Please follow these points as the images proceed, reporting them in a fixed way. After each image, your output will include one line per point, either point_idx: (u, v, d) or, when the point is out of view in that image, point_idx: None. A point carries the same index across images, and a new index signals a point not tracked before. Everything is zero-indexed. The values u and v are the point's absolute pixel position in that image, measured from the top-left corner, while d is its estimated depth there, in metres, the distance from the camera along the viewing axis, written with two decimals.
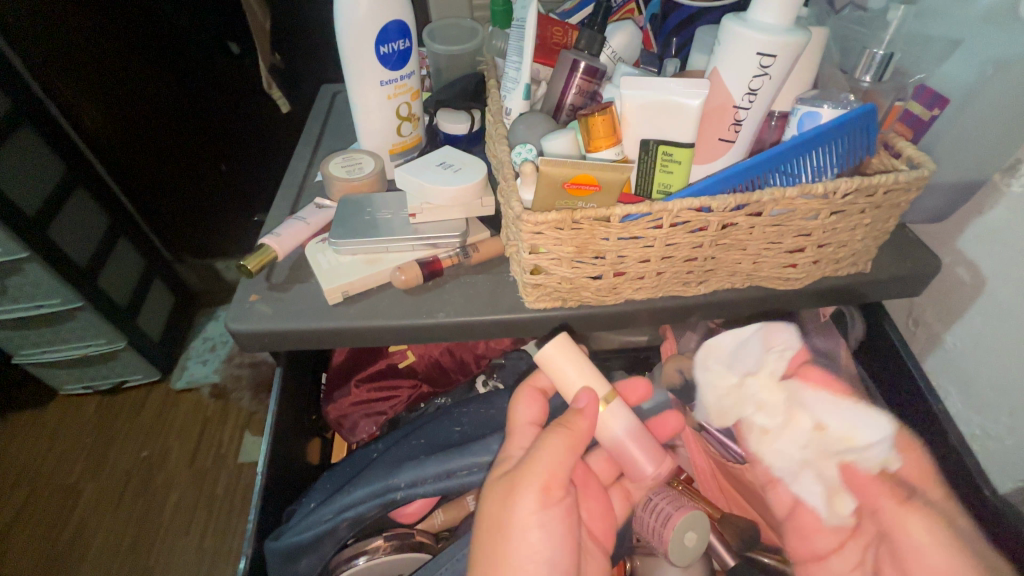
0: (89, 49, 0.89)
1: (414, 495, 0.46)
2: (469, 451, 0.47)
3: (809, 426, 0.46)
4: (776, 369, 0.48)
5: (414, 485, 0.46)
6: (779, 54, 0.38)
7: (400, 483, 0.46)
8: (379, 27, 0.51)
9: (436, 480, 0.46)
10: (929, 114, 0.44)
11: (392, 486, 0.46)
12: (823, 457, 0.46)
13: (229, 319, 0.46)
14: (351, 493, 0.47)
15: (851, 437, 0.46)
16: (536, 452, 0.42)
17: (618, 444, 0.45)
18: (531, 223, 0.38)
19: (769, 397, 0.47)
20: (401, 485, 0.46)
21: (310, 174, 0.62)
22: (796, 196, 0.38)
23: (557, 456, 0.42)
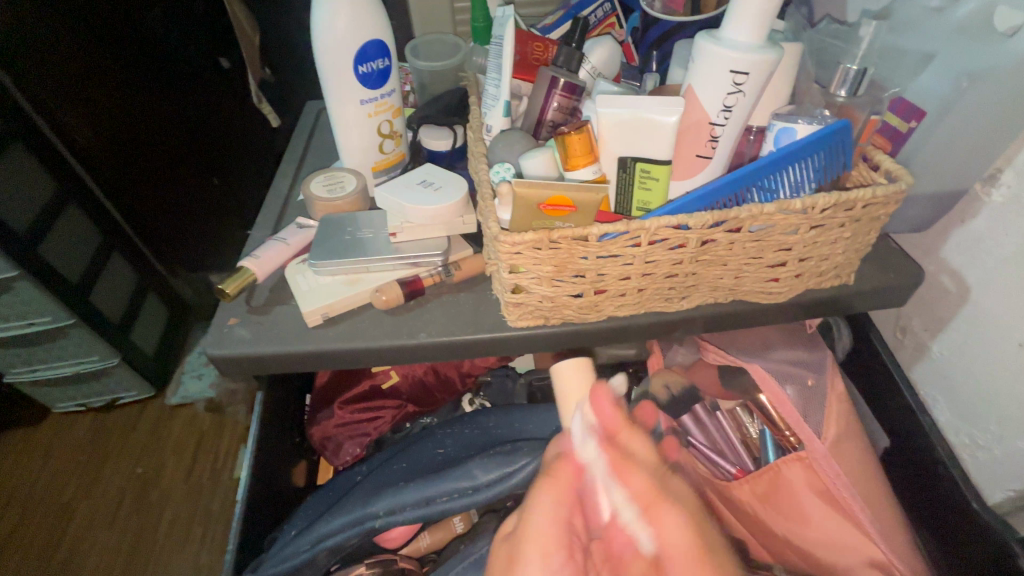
0: (81, 63, 0.87)
1: (395, 523, 0.45)
2: (451, 476, 0.46)
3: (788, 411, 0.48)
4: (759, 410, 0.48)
5: (393, 512, 0.45)
6: (751, 71, 0.37)
7: (379, 511, 0.45)
8: (358, 47, 0.51)
9: (416, 507, 0.45)
10: (906, 127, 0.44)
11: (371, 514, 0.45)
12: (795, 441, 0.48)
13: (209, 345, 0.46)
14: (330, 521, 0.46)
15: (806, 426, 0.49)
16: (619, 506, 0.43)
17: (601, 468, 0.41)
18: (508, 243, 0.38)
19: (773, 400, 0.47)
20: (380, 513, 0.45)
21: (293, 194, 0.62)
22: (775, 212, 0.38)
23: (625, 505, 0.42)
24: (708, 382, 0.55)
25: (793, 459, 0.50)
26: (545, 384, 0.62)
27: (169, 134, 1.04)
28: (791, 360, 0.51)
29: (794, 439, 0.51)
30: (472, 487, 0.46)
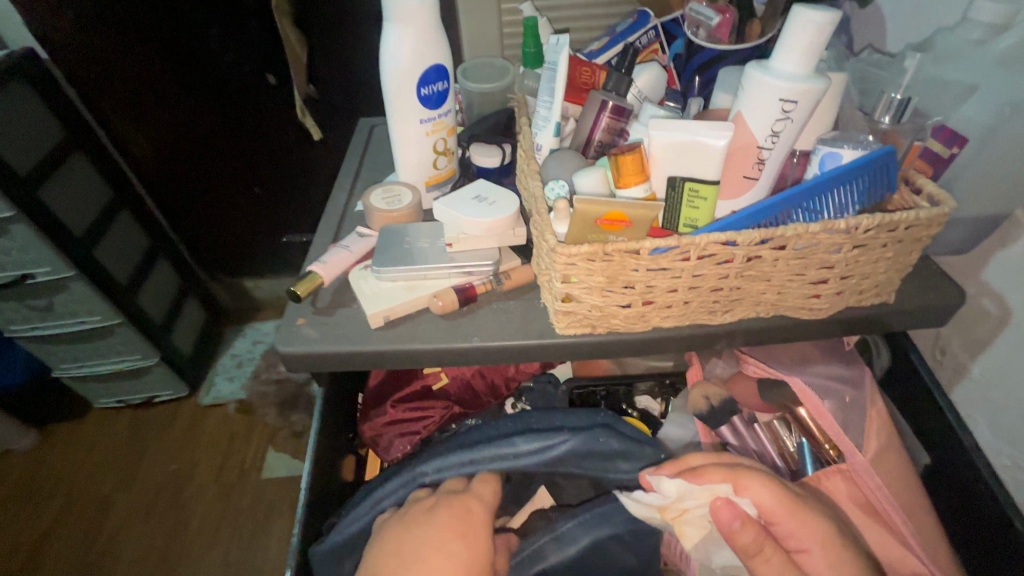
0: (140, 81, 0.97)
1: (441, 479, 0.50)
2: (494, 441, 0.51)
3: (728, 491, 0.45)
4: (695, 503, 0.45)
5: (441, 470, 0.50)
6: (799, 100, 0.40)
7: (429, 468, 0.50)
8: (420, 71, 0.56)
9: (460, 466, 0.50)
10: (949, 152, 0.45)
11: (420, 472, 0.50)
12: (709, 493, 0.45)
13: (279, 343, 0.50)
14: (383, 486, 0.51)
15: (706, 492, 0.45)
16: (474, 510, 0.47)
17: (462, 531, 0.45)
18: (565, 255, 0.41)
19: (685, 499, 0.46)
20: (430, 471, 0.50)
21: (351, 204, 0.66)
22: (820, 231, 0.40)
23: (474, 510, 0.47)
24: (748, 395, 0.56)
25: (834, 471, 0.50)
26: (584, 392, 0.65)
27: (209, 144, 1.09)
28: (829, 375, 0.52)
29: (834, 451, 0.52)
30: (512, 454, 0.50)
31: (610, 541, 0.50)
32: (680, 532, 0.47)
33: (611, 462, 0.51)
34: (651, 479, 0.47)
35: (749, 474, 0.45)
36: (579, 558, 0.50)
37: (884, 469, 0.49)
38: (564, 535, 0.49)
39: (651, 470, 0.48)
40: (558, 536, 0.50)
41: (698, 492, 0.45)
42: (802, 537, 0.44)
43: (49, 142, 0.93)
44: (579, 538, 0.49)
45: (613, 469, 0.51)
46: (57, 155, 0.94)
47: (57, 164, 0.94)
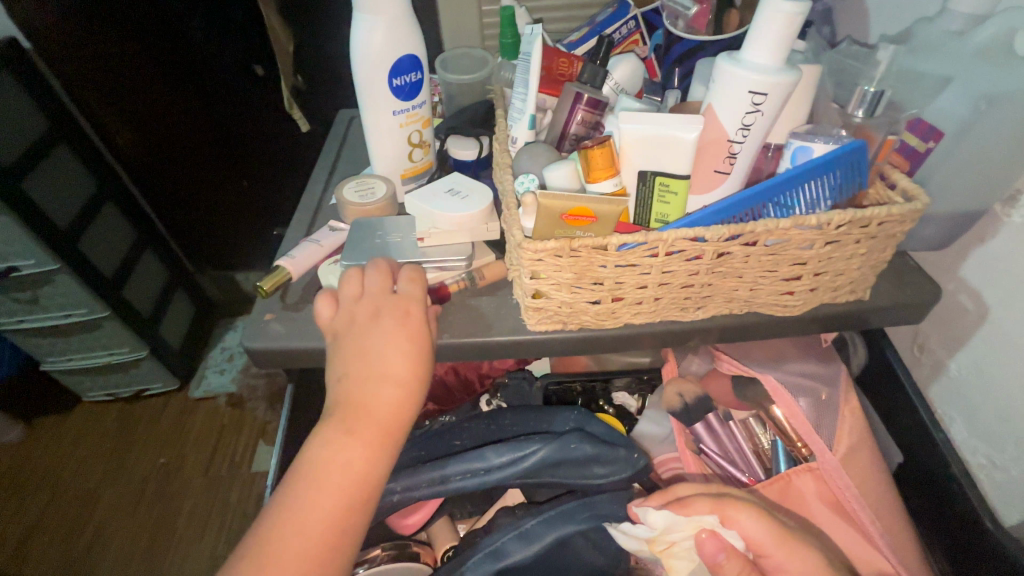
0: (122, 69, 0.95)
1: (409, 499, 0.48)
2: (464, 458, 0.49)
3: (713, 521, 0.45)
4: (681, 535, 0.45)
5: (409, 490, 0.48)
6: (769, 92, 0.39)
7: (396, 487, 0.48)
8: (393, 61, 0.54)
9: (430, 486, 0.48)
10: (924, 147, 0.44)
11: (388, 490, 0.48)
12: (696, 526, 0.45)
13: (247, 338, 0.49)
14: None
15: (694, 524, 0.45)
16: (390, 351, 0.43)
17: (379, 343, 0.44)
18: (531, 250, 0.40)
19: (671, 528, 0.45)
20: (397, 489, 0.48)
21: (326, 197, 0.65)
22: (790, 228, 0.40)
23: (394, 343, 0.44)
24: (723, 392, 0.55)
25: (805, 469, 0.50)
26: (560, 389, 0.63)
27: (194, 135, 1.06)
28: (804, 372, 0.52)
29: (806, 450, 0.51)
30: (485, 468, 0.48)
31: (579, 540, 0.49)
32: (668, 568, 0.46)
33: (587, 468, 0.50)
34: (638, 510, 0.47)
35: (736, 506, 0.45)
36: (551, 558, 0.49)
37: (858, 467, 0.49)
38: (530, 533, 0.48)
39: (639, 503, 0.48)
40: (522, 533, 0.48)
41: (684, 524, 0.45)
42: (791, 571, 0.42)
43: (30, 131, 0.91)
44: (544, 535, 0.48)
45: (590, 475, 0.50)
46: (38, 146, 0.92)
47: (37, 156, 0.92)
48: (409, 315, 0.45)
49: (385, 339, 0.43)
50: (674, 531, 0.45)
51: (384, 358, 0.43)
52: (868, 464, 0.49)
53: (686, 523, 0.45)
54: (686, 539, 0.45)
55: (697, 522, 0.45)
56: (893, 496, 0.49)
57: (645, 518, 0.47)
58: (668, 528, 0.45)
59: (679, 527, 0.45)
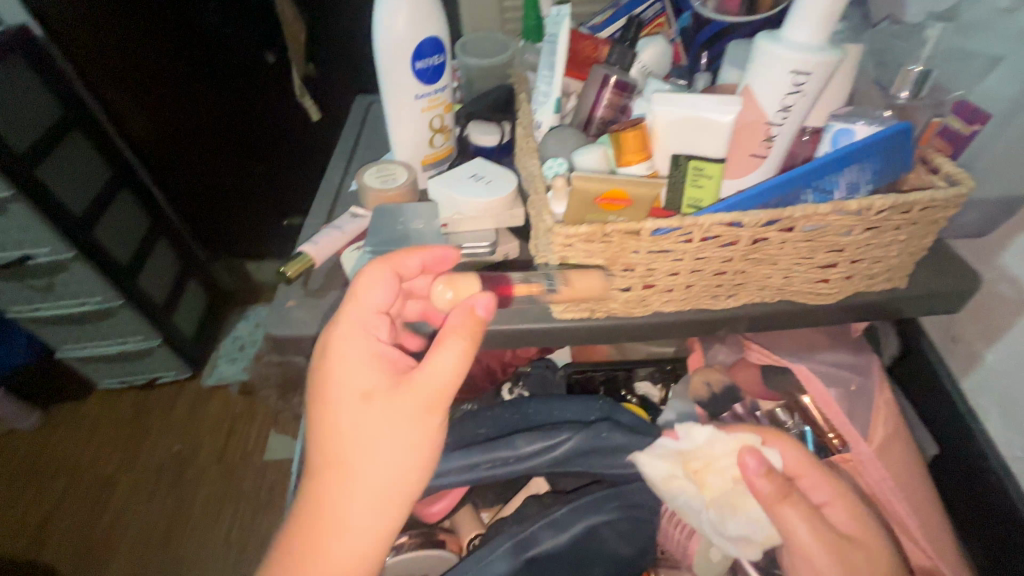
0: (136, 57, 0.94)
1: (439, 487, 0.48)
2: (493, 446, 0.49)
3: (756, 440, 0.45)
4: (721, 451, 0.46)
5: (438, 478, 0.48)
6: (813, 71, 0.37)
7: None
8: (416, 43, 0.53)
9: (459, 473, 0.48)
10: (969, 130, 0.43)
11: None
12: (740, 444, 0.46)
13: (270, 325, 0.48)
14: None
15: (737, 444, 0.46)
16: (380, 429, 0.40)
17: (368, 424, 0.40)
18: (563, 236, 0.39)
19: (712, 445, 0.47)
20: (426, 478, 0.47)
21: (346, 183, 0.64)
22: (830, 213, 0.38)
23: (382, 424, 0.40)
24: (751, 383, 0.54)
25: (839, 461, 0.49)
26: (582, 378, 0.63)
27: (207, 123, 1.06)
28: (836, 362, 0.51)
29: (838, 441, 0.50)
30: (514, 457, 0.48)
31: (605, 530, 0.49)
32: (702, 485, 0.46)
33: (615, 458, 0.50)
34: (681, 427, 0.49)
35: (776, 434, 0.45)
36: (577, 547, 0.49)
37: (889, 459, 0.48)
38: (560, 521, 0.48)
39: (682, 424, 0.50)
40: (552, 522, 0.48)
41: (728, 439, 0.46)
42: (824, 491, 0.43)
43: (47, 119, 0.91)
44: (573, 524, 0.48)
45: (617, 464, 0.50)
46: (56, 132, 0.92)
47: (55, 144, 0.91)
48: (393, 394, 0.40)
49: (368, 434, 0.40)
50: (716, 448, 0.47)
51: (366, 457, 0.40)
52: (901, 457, 0.48)
53: (730, 441, 0.46)
54: (726, 457, 0.46)
55: (739, 441, 0.46)
56: (926, 488, 0.48)
57: (686, 436, 0.48)
58: (711, 445, 0.47)
59: (721, 445, 0.46)
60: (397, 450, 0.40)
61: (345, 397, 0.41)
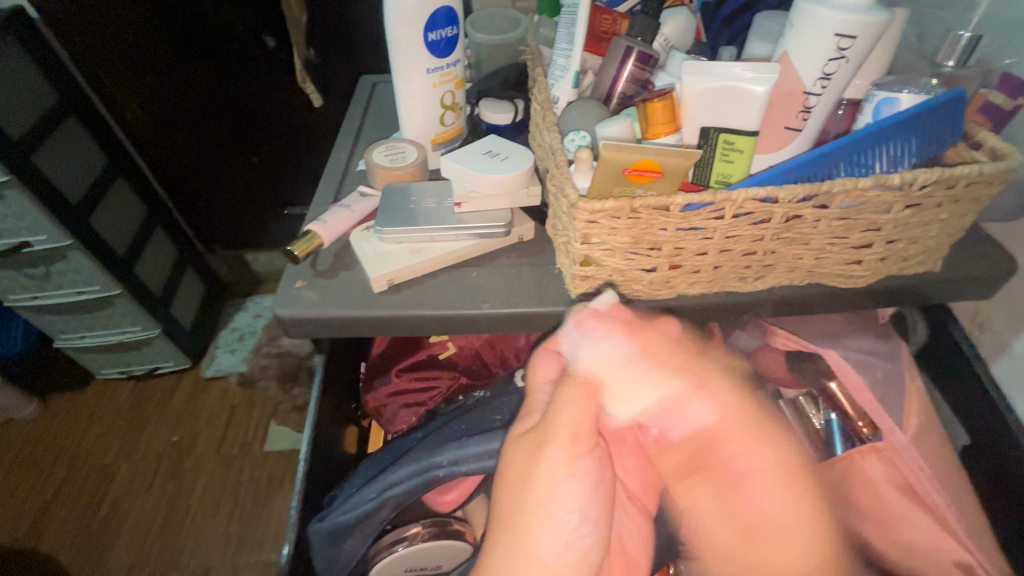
0: (132, 38, 0.91)
1: (456, 474, 0.45)
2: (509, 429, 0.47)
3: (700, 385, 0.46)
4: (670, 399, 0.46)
5: (457, 463, 0.46)
6: (858, 35, 0.35)
7: (442, 461, 0.46)
8: (428, 14, 0.51)
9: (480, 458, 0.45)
10: (1013, 104, 0.41)
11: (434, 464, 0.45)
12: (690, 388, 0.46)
13: (277, 307, 0.46)
14: (393, 472, 0.48)
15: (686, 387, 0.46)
16: (568, 477, 0.36)
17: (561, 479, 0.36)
18: (587, 211, 0.37)
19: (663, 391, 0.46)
20: (444, 463, 0.46)
21: (353, 163, 0.62)
22: (870, 188, 0.36)
23: (581, 478, 0.36)
24: (775, 369, 0.53)
25: (870, 451, 0.47)
26: None
27: (205, 110, 1.04)
28: (864, 348, 0.49)
29: (868, 429, 0.49)
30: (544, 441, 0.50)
31: None
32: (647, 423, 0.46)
33: None
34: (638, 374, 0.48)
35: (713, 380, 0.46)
36: None
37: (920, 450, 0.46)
38: None
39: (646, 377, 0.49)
40: None
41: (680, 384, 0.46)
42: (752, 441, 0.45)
43: (41, 104, 0.88)
44: None
45: None
46: (50, 117, 0.89)
47: (49, 128, 0.89)
48: (582, 436, 0.37)
49: (562, 486, 0.36)
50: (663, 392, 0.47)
51: (563, 508, 0.36)
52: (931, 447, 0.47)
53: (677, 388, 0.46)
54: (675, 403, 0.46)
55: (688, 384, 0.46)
56: (957, 481, 0.47)
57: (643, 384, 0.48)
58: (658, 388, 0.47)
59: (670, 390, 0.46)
60: (586, 502, 0.36)
61: (530, 456, 0.37)
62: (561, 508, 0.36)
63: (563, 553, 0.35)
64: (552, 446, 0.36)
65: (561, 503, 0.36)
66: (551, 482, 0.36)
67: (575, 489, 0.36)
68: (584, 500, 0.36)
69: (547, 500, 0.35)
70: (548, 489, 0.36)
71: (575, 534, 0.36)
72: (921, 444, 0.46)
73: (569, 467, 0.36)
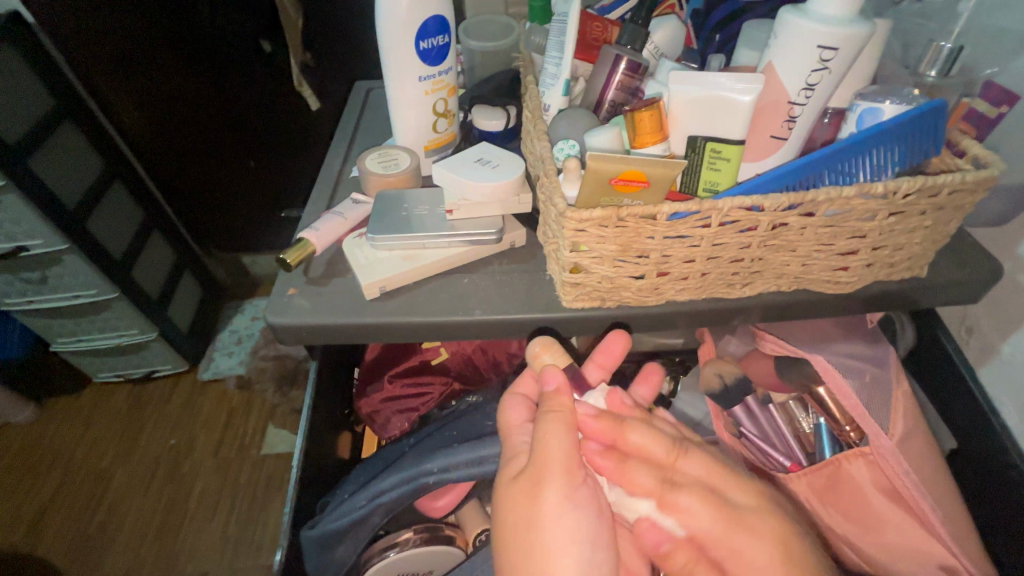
0: (128, 43, 0.90)
1: (445, 481, 0.46)
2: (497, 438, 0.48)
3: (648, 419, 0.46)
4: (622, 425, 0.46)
5: (446, 470, 0.47)
6: (841, 46, 0.36)
7: (432, 468, 0.47)
8: (420, 23, 0.51)
9: (468, 466, 0.47)
10: (996, 111, 0.42)
11: (424, 470, 0.47)
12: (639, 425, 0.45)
13: (269, 314, 0.47)
14: (383, 480, 0.49)
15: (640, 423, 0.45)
16: (565, 517, 0.38)
17: (559, 520, 0.38)
18: (575, 220, 0.37)
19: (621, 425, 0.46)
20: (433, 470, 0.47)
21: (346, 170, 0.62)
22: (854, 196, 0.37)
23: (577, 513, 0.38)
24: (765, 373, 0.53)
25: (856, 456, 0.48)
26: None
27: (202, 114, 1.04)
28: (851, 353, 0.49)
29: (856, 433, 0.50)
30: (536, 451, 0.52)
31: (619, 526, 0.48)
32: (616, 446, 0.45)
33: None
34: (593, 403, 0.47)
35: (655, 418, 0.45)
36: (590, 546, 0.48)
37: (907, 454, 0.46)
38: None
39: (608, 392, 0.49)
40: None
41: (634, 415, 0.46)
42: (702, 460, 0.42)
43: (38, 108, 0.88)
44: None
45: None
46: (46, 123, 0.89)
47: (45, 134, 0.89)
48: (576, 472, 0.39)
49: (561, 528, 0.38)
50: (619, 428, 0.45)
51: (564, 549, 0.37)
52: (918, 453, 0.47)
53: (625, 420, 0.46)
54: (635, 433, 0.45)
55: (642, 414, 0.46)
56: (944, 484, 0.47)
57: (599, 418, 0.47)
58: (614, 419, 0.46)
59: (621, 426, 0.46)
60: (585, 538, 0.38)
61: (526, 502, 0.38)
62: (563, 548, 0.37)
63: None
64: (549, 484, 0.38)
65: (562, 544, 0.37)
66: (552, 525, 0.38)
67: (575, 526, 0.38)
68: (583, 538, 0.38)
69: (550, 544, 0.37)
70: (551, 531, 0.38)
71: (579, 572, 0.37)
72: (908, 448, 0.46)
73: (567, 502, 0.38)
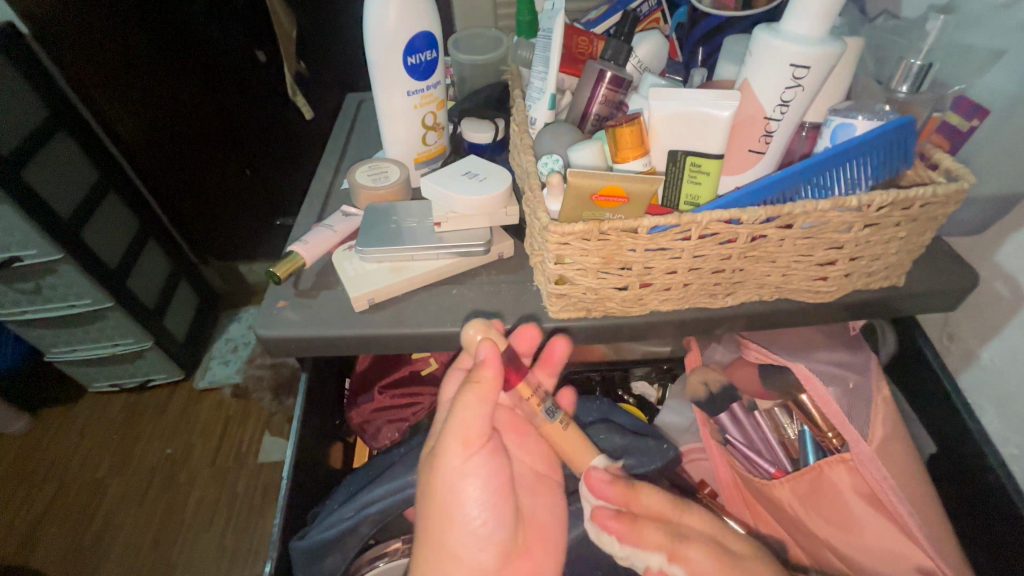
0: (123, 54, 0.91)
1: None
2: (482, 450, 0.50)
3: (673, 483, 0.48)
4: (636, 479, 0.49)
5: None
6: (812, 65, 0.37)
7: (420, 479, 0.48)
8: (407, 39, 0.52)
9: None
10: (968, 125, 0.43)
11: (412, 481, 0.48)
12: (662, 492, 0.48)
13: (260, 326, 0.47)
14: (372, 491, 0.50)
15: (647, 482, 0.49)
16: (466, 480, 0.43)
17: (461, 483, 0.43)
18: (558, 233, 0.38)
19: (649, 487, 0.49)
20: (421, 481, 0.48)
21: (337, 182, 0.63)
22: (829, 209, 0.38)
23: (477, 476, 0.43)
24: (749, 381, 0.55)
25: (838, 461, 0.48)
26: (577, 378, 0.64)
27: (197, 124, 1.04)
28: (833, 360, 0.50)
29: (837, 440, 0.50)
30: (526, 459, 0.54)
31: None
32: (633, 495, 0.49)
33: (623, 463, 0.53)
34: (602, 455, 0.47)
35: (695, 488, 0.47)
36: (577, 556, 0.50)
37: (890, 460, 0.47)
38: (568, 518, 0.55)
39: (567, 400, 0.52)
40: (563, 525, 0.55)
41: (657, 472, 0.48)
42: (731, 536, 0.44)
43: (32, 119, 0.89)
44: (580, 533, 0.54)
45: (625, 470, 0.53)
46: (39, 134, 0.90)
47: (39, 144, 0.89)
48: (473, 437, 0.42)
49: (462, 490, 0.43)
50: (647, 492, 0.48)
51: (466, 508, 0.43)
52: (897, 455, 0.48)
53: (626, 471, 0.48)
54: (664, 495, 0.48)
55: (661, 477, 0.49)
56: (926, 488, 0.48)
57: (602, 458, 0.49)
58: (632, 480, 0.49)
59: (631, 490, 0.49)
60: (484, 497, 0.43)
61: (433, 468, 0.43)
62: (466, 506, 0.43)
63: (468, 541, 0.43)
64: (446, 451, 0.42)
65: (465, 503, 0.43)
66: (452, 488, 0.43)
67: (474, 488, 0.43)
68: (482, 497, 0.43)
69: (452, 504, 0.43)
70: (453, 493, 0.43)
71: (477, 527, 0.43)
72: (890, 454, 0.47)
73: (467, 466, 0.43)
